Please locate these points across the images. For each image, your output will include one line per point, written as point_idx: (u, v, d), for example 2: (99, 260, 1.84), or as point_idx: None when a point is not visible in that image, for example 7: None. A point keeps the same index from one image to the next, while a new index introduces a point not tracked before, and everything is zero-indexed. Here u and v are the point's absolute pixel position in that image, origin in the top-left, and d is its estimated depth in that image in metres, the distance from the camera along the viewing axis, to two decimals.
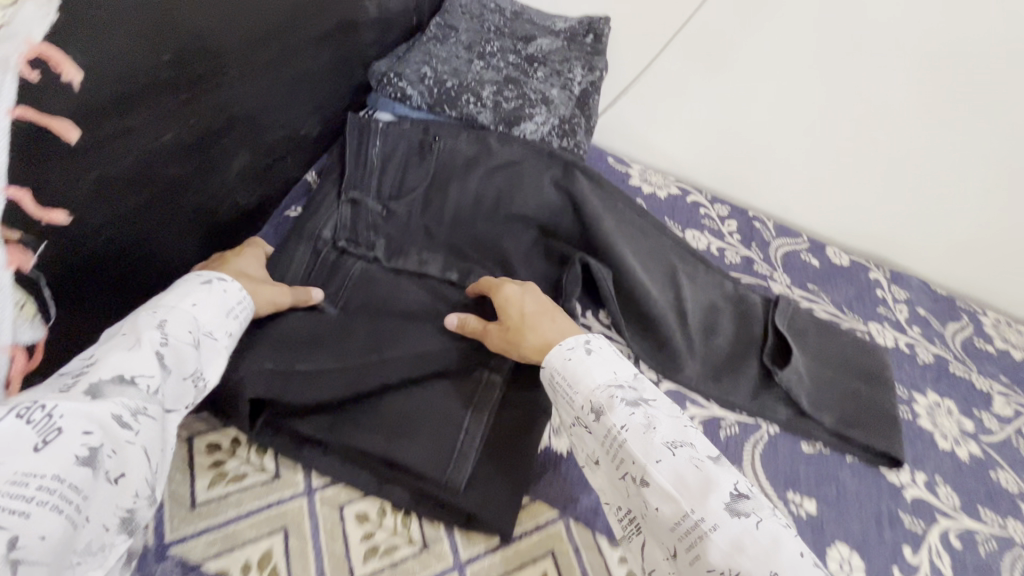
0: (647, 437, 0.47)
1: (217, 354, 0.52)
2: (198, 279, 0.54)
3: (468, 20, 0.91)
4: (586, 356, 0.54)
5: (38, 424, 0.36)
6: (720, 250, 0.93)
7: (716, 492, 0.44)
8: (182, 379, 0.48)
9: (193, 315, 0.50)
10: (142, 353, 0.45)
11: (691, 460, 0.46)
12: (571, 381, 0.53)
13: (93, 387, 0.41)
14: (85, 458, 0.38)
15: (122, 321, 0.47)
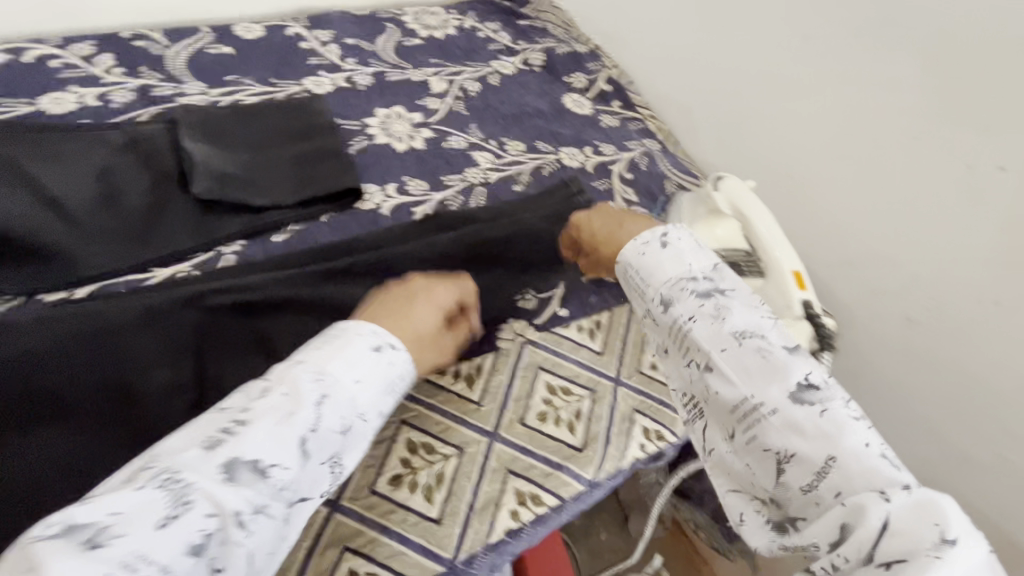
0: (718, 329, 0.44)
1: (365, 440, 0.43)
2: (368, 339, 0.45)
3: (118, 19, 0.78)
4: (376, 350, 0.45)
5: (172, 496, 0.33)
6: (347, 70, 0.90)
7: (784, 379, 0.41)
8: (319, 466, 0.40)
9: (353, 395, 0.42)
10: (287, 436, 0.38)
11: (760, 351, 0.43)
12: (324, 340, 0.44)
13: (231, 464, 0.35)
14: (194, 547, 0.33)
15: (285, 372, 0.42)
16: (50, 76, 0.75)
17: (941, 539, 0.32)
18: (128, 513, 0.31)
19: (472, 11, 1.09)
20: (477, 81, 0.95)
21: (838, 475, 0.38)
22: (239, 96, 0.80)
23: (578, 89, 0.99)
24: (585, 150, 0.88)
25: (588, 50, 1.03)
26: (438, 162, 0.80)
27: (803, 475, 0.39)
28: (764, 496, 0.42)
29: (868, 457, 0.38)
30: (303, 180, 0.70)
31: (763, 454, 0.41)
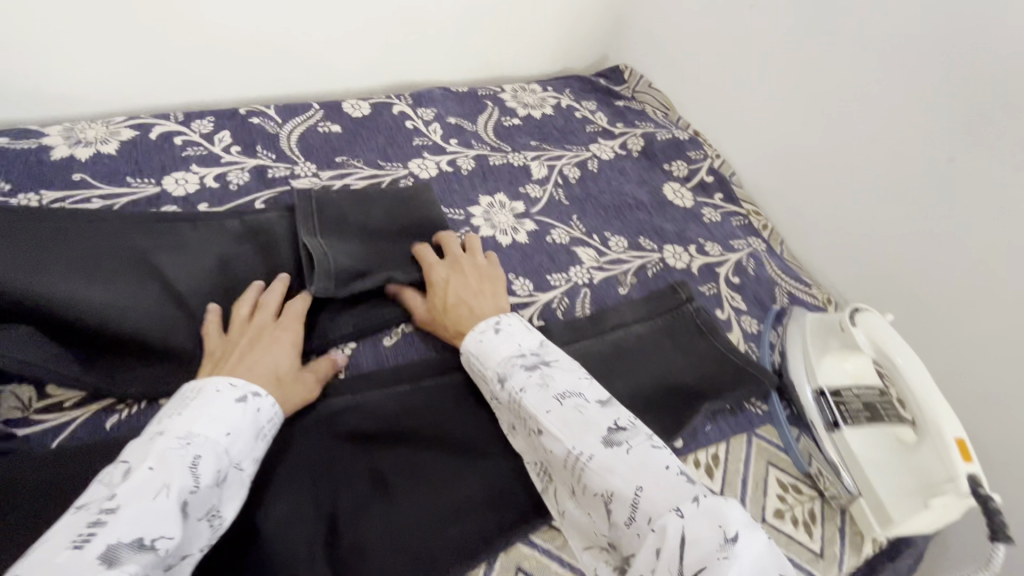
0: (540, 395, 0.52)
1: (238, 488, 0.47)
2: (231, 393, 0.49)
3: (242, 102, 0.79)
4: (221, 395, 0.48)
5: None
6: (450, 152, 0.90)
7: (594, 429, 0.48)
8: (197, 522, 0.42)
9: (221, 447, 0.45)
10: (163, 504, 0.40)
11: (577, 406, 0.50)
12: (179, 407, 0.47)
13: (110, 550, 0.36)
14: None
15: (144, 449, 0.43)
16: (173, 153, 0.77)
17: (725, 538, 0.39)
18: None
19: (569, 89, 1.09)
20: (577, 167, 0.93)
21: (648, 502, 0.43)
22: (348, 179, 0.81)
23: (678, 178, 0.96)
24: (688, 248, 0.85)
25: (687, 137, 1.01)
26: (542, 258, 0.78)
27: (623, 510, 0.44)
28: (603, 542, 0.47)
29: (665, 480, 0.44)
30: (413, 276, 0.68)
31: (595, 501, 0.46)
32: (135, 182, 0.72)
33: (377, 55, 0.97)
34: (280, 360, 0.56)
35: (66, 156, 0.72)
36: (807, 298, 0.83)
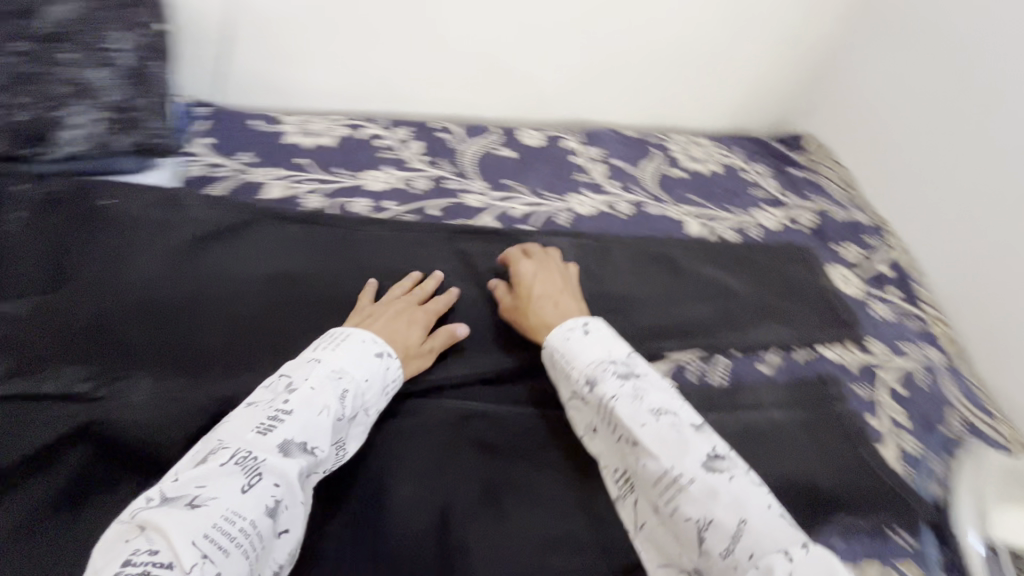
0: (635, 406, 0.52)
1: (363, 427, 0.56)
2: (373, 346, 0.58)
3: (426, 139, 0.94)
4: (583, 335, 0.61)
5: (244, 467, 0.43)
6: (610, 193, 0.92)
7: (690, 453, 0.48)
8: (336, 445, 0.51)
9: (362, 390, 0.54)
10: (322, 422, 0.49)
11: (670, 424, 0.51)
12: (569, 357, 0.60)
13: (285, 444, 0.46)
14: (270, 510, 0.43)
15: (306, 369, 0.53)
16: (373, 156, 0.89)
17: None
18: (210, 478, 0.42)
19: (741, 149, 1.06)
20: (737, 230, 0.90)
21: (752, 537, 0.43)
22: (512, 201, 0.87)
23: (847, 263, 0.88)
24: (849, 340, 0.78)
25: (867, 223, 0.94)
26: (686, 314, 0.77)
27: (719, 539, 0.44)
28: (687, 567, 0.46)
29: (770, 523, 0.44)
30: None
31: (683, 526, 0.46)
32: (339, 173, 0.85)
33: (560, 91, 1.04)
34: (412, 334, 0.63)
35: (295, 143, 0.88)
36: (988, 432, 0.72)
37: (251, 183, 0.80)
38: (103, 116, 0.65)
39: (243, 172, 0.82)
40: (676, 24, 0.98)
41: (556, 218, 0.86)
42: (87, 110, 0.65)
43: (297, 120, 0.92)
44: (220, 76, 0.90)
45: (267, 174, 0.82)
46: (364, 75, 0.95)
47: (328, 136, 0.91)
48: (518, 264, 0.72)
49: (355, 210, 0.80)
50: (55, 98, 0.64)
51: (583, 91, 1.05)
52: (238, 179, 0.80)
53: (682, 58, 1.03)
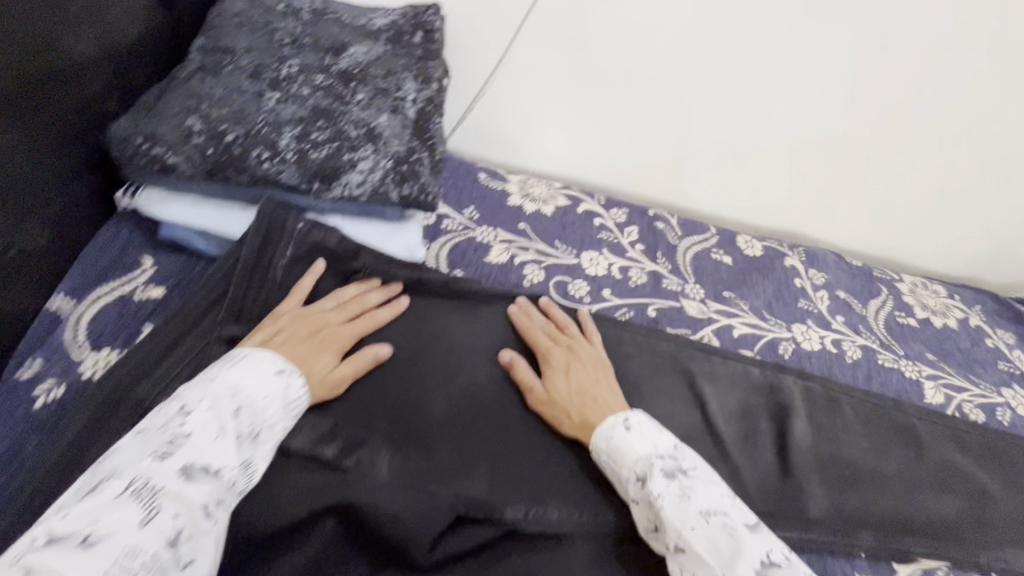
0: (683, 505, 0.48)
1: (290, 450, 0.51)
2: (271, 366, 0.52)
3: (645, 227, 0.89)
4: (627, 434, 0.54)
5: (142, 503, 0.40)
6: (836, 330, 0.82)
7: (749, 561, 0.45)
8: (247, 471, 0.47)
9: (262, 406, 0.49)
10: (217, 443, 0.45)
11: (724, 528, 0.47)
12: (615, 456, 0.53)
13: (188, 467, 0.43)
14: (173, 541, 0.40)
15: (202, 391, 0.48)
16: (592, 234, 0.86)
17: None
18: (105, 517, 0.38)
19: (982, 306, 0.93)
20: (985, 409, 0.78)
21: None
22: (733, 315, 0.79)
23: None
24: None
25: None
26: (936, 504, 0.65)
27: None
28: None
29: None
30: (784, 465, 0.64)
31: None
32: (559, 246, 0.82)
33: (783, 197, 0.97)
34: (359, 392, 0.54)
35: (519, 205, 0.86)
36: None
37: (478, 240, 0.79)
38: (387, 166, 0.64)
39: (471, 227, 0.81)
40: (940, 158, 0.89)
41: (781, 346, 0.77)
42: (374, 157, 0.64)
43: (521, 179, 0.91)
44: (461, 120, 0.92)
45: (493, 233, 0.81)
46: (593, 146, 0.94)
47: (549, 203, 0.88)
48: (552, 354, 0.63)
49: (575, 293, 0.76)
50: (349, 138, 0.64)
51: (809, 203, 0.97)
52: (465, 234, 0.80)
53: (931, 194, 0.94)
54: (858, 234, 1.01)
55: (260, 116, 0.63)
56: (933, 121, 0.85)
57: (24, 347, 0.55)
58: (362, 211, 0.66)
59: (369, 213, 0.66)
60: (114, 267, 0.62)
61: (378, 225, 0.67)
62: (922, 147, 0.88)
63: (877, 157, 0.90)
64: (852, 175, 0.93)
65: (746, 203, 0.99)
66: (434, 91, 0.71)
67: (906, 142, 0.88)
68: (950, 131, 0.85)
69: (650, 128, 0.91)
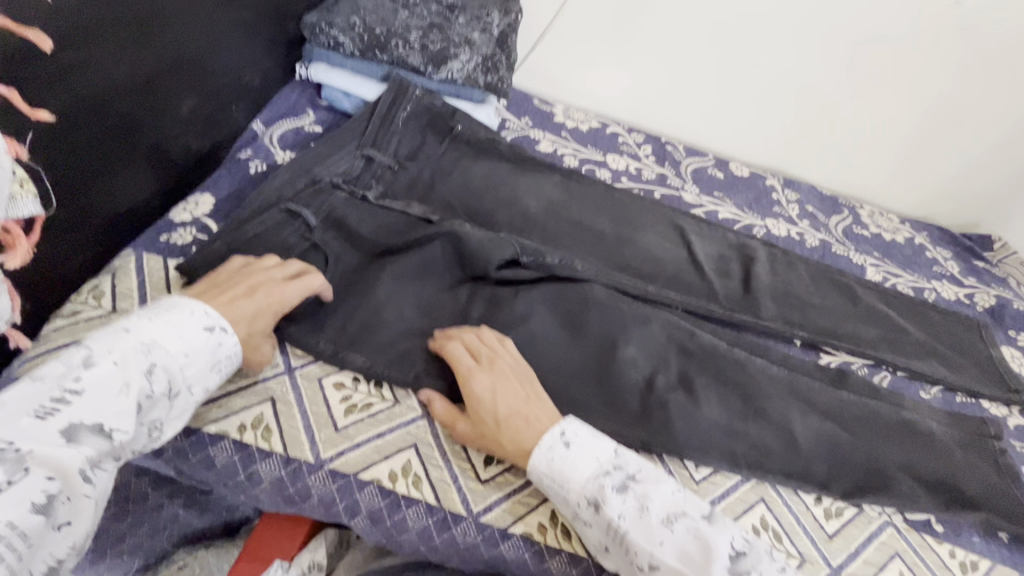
0: (646, 524, 0.52)
1: (186, 406, 0.55)
2: (203, 320, 0.55)
3: (657, 147, 1.16)
4: (566, 453, 0.55)
5: (11, 462, 0.42)
6: (801, 227, 1.07)
7: (720, 558, 0.50)
8: (143, 425, 0.51)
9: (179, 364, 0.52)
10: (122, 401, 0.48)
11: (691, 532, 0.51)
12: (560, 481, 0.55)
13: (70, 429, 0.45)
14: (42, 505, 0.42)
15: (113, 341, 0.50)
16: (616, 146, 1.13)
17: None
18: None
19: (928, 231, 1.16)
20: (914, 288, 1.00)
21: None
22: (719, 205, 1.04)
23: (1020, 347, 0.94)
24: (1012, 402, 0.84)
25: None
26: (862, 326, 0.88)
27: None
28: None
29: None
30: (746, 286, 0.88)
31: None
32: (590, 149, 1.10)
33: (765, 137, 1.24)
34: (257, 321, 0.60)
35: (562, 122, 1.15)
36: None
37: (531, 136, 1.07)
38: (477, 60, 0.93)
39: (527, 129, 1.09)
40: (894, 110, 1.13)
41: (754, 228, 1.02)
42: (470, 54, 0.94)
43: (564, 108, 1.19)
44: (524, 60, 1.23)
45: (542, 135, 1.09)
46: (620, 87, 1.23)
47: (585, 123, 1.16)
48: (474, 377, 0.60)
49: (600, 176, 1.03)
50: (454, 42, 0.94)
51: (787, 145, 1.23)
52: (522, 132, 1.08)
53: (889, 141, 1.18)
54: (829, 175, 1.26)
55: (397, 22, 0.93)
56: (884, 78, 1.10)
57: (239, 143, 0.84)
58: (455, 91, 0.95)
59: (460, 93, 0.95)
60: (289, 112, 0.92)
61: (464, 103, 0.96)
62: (878, 100, 1.13)
63: (844, 106, 1.15)
64: (822, 121, 1.18)
65: (736, 143, 1.25)
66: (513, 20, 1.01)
67: (865, 95, 1.13)
68: (897, 85, 1.10)
69: (664, 75, 1.19)
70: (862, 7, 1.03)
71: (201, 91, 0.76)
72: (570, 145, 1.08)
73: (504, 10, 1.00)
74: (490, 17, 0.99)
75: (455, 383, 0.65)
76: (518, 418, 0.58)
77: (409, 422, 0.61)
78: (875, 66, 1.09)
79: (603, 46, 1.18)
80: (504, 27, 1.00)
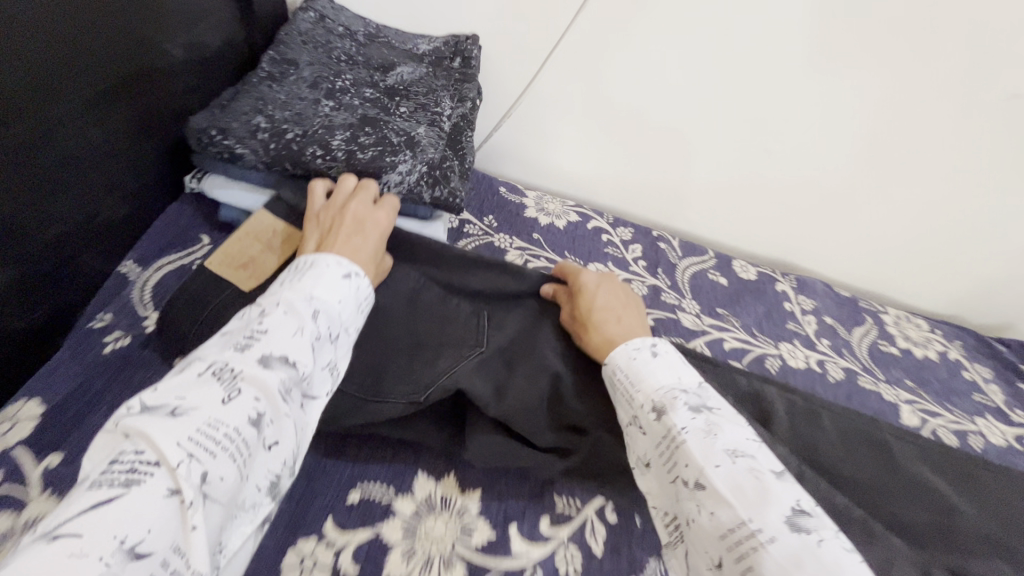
0: (710, 442, 0.50)
1: (348, 347, 0.55)
2: (339, 269, 0.56)
3: (646, 245, 0.97)
4: (650, 357, 0.59)
5: (225, 382, 0.43)
6: (820, 351, 0.89)
7: (772, 505, 0.46)
8: (323, 369, 0.50)
9: (336, 311, 0.53)
10: (302, 338, 0.48)
11: (749, 468, 0.48)
12: (634, 379, 0.58)
13: (264, 359, 0.45)
14: (253, 420, 0.42)
15: (273, 299, 0.51)
16: (599, 248, 0.93)
17: None
18: (187, 396, 0.41)
19: (961, 342, 0.99)
20: (958, 434, 0.83)
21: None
22: (723, 329, 0.86)
23: None
24: None
25: None
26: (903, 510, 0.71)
27: None
28: None
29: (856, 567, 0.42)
30: None
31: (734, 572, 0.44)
32: (567, 256, 0.90)
33: (771, 224, 1.05)
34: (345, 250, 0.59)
35: (533, 218, 0.95)
36: None
37: (495, 244, 0.87)
38: (421, 169, 0.73)
39: (490, 233, 0.89)
40: (927, 201, 0.96)
41: (767, 361, 0.84)
42: (412, 161, 0.73)
43: (536, 195, 0.99)
44: (487, 134, 1.02)
45: (508, 239, 0.89)
46: (601, 167, 1.03)
47: (563, 218, 0.97)
48: (582, 272, 0.72)
49: None
50: (391, 144, 0.73)
51: (796, 233, 1.06)
52: (484, 238, 0.88)
53: (918, 233, 1.01)
54: (842, 266, 1.09)
55: (315, 120, 0.72)
56: (916, 164, 0.92)
57: (93, 306, 0.63)
58: None
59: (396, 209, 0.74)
60: (174, 243, 0.70)
61: (405, 220, 0.75)
62: (908, 190, 0.95)
63: (869, 195, 0.98)
64: (839, 210, 1.01)
65: (737, 230, 1.07)
66: (468, 108, 0.80)
67: (894, 184, 0.95)
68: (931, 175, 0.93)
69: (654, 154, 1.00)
70: (896, 88, 0.85)
71: (28, 251, 0.54)
72: (541, 252, 0.89)
73: (457, 97, 0.80)
74: (437, 107, 0.79)
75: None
76: (619, 316, 0.67)
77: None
78: (908, 155, 0.91)
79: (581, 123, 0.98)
80: (457, 118, 0.79)
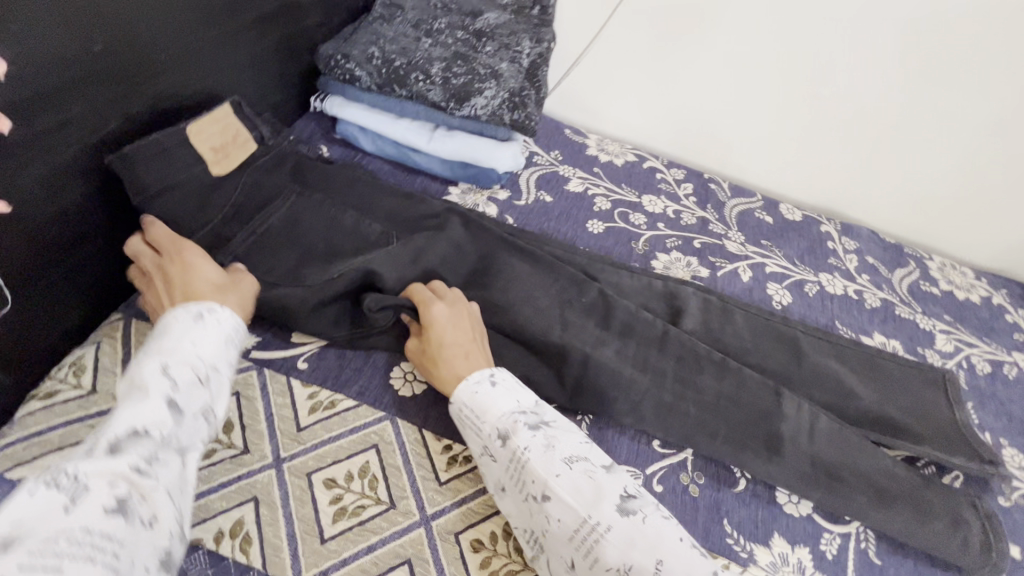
0: (550, 456, 0.51)
1: (220, 384, 0.53)
2: (189, 313, 0.54)
3: (698, 184, 1.06)
4: (489, 389, 0.56)
5: (64, 483, 0.40)
6: (860, 283, 0.95)
7: (608, 501, 0.48)
8: (194, 416, 0.49)
9: (191, 351, 0.52)
10: (152, 403, 0.47)
11: (588, 474, 0.50)
12: (478, 412, 0.55)
13: (111, 445, 0.43)
14: (115, 503, 0.40)
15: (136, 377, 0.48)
16: (654, 183, 1.04)
17: None
18: (30, 507, 0.38)
19: (1006, 289, 1.02)
20: (993, 361, 0.88)
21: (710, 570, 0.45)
22: (766, 255, 0.95)
23: None
24: None
25: None
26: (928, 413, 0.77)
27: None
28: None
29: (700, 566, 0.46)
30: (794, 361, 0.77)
31: None
32: (624, 187, 1.00)
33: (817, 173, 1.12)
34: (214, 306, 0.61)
35: (594, 155, 1.06)
36: None
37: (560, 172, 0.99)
38: (504, 96, 0.86)
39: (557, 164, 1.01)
40: (980, 155, 1.00)
41: (806, 285, 0.91)
42: (496, 89, 0.86)
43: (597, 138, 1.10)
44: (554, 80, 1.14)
45: (573, 170, 1.01)
46: (657, 115, 1.13)
47: (622, 157, 1.07)
48: (432, 305, 0.63)
49: (634, 219, 0.94)
50: (479, 74, 0.86)
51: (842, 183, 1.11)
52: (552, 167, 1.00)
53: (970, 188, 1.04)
54: (888, 217, 1.13)
55: (417, 53, 0.86)
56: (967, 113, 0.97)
57: None
58: (474, 128, 0.87)
59: (476, 130, 0.87)
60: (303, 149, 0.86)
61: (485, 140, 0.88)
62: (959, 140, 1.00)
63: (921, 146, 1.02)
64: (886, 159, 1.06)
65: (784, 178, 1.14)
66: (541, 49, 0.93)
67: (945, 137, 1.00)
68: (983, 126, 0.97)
69: (708, 104, 1.09)
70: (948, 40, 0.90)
71: None
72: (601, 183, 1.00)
73: (534, 40, 0.93)
74: (518, 47, 0.91)
75: (462, 480, 0.57)
76: (466, 353, 0.61)
77: (402, 533, 0.52)
78: (961, 108, 0.95)
79: (643, 73, 1.08)
80: (534, 57, 0.92)
